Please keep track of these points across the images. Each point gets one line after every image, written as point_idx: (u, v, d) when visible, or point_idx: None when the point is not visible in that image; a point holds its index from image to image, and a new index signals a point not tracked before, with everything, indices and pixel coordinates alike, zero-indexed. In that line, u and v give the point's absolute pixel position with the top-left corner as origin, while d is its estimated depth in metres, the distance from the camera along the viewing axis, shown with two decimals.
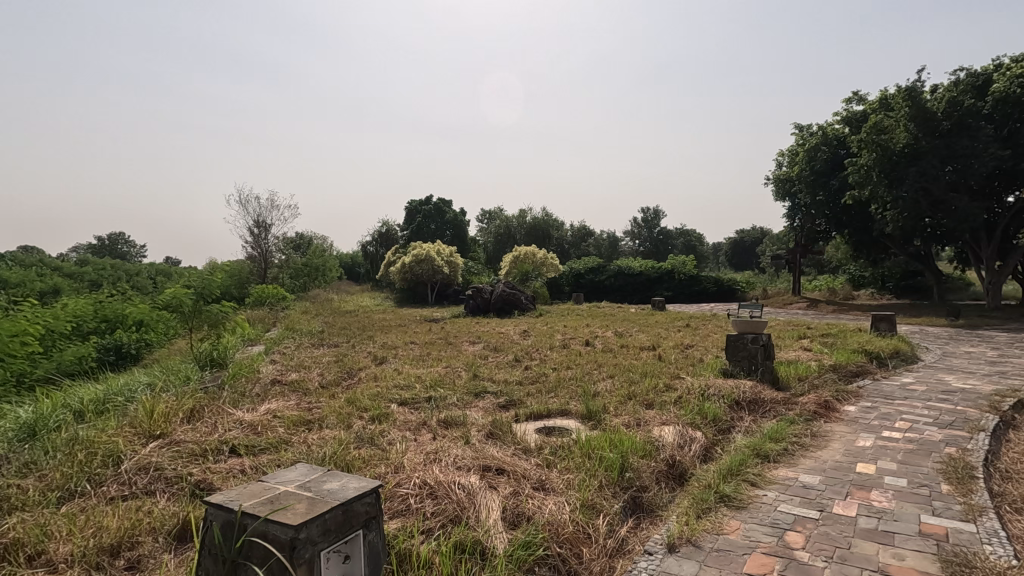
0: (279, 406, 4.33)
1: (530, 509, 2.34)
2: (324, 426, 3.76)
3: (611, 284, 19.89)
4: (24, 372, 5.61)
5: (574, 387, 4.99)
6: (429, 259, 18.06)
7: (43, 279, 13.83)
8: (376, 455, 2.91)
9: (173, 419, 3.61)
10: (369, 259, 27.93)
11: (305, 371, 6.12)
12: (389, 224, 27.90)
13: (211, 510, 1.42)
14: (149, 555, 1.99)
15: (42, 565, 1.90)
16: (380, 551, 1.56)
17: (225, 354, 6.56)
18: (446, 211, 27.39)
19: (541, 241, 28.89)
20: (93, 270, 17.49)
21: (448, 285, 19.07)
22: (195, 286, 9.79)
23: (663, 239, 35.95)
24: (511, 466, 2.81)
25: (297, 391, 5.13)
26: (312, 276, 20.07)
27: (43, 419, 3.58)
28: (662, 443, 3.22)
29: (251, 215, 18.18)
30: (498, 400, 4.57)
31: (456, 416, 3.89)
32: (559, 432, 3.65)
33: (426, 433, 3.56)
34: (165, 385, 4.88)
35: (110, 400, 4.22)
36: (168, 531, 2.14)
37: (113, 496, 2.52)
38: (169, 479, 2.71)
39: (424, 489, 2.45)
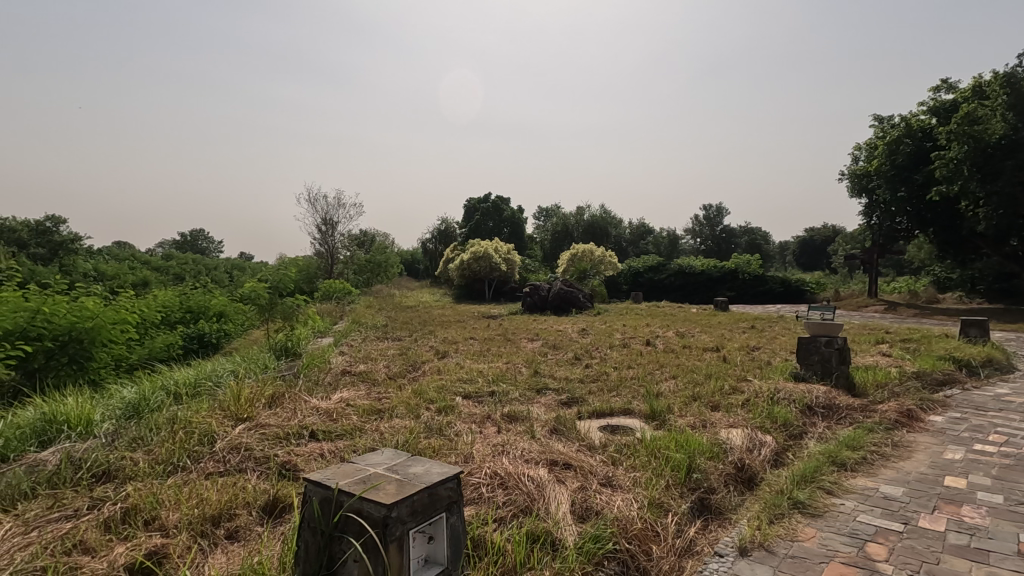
0: (351, 395, 4.56)
1: (598, 504, 2.37)
2: (394, 415, 3.92)
3: (671, 283, 19.44)
4: (124, 357, 6.18)
5: (637, 387, 4.95)
6: (487, 256, 18.29)
7: (135, 272, 15.07)
8: (446, 445, 3.02)
9: (257, 404, 3.89)
10: (429, 256, 28.68)
11: (372, 363, 6.39)
12: (448, 221, 28.47)
13: (309, 486, 1.54)
14: (245, 527, 2.17)
15: (156, 529, 2.10)
16: (460, 535, 1.63)
17: (298, 345, 6.95)
18: (504, 209, 27.63)
19: (599, 238, 28.60)
20: (178, 264, 18.89)
21: (505, 282, 19.22)
22: (270, 281, 10.41)
23: (726, 238, 34.70)
24: (578, 461, 2.84)
25: (366, 382, 5.37)
26: (374, 272, 20.84)
27: (145, 400, 3.94)
28: (730, 446, 3.16)
29: (319, 213, 19.04)
30: (560, 397, 4.61)
31: (520, 411, 3.96)
32: (622, 431, 3.64)
33: (490, 426, 3.64)
34: (246, 372, 5.23)
35: (201, 384, 4.59)
36: (261, 506, 2.32)
37: (210, 472, 2.75)
38: (258, 459, 2.92)
39: (495, 479, 2.53)
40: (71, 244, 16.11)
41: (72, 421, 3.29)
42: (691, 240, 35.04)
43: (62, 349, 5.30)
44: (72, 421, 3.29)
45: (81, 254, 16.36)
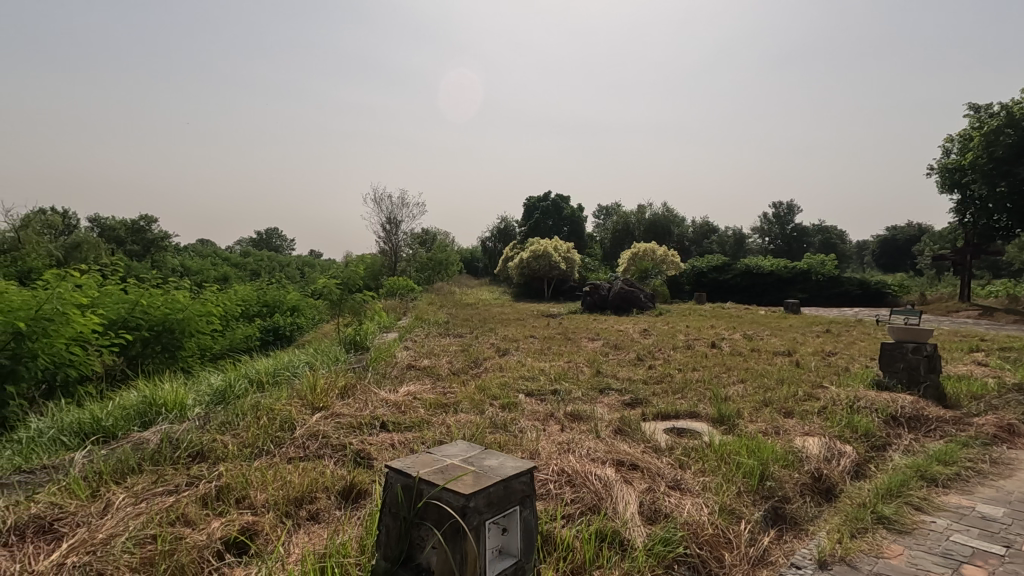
0: (418, 389, 4.70)
1: (667, 506, 2.34)
2: (459, 409, 4.01)
3: (737, 283, 18.73)
4: (210, 347, 6.65)
5: (704, 390, 4.82)
6: (546, 255, 18.29)
7: (216, 267, 16.17)
8: (511, 441, 3.06)
9: (332, 394, 4.08)
10: (489, 254, 29.04)
11: (435, 358, 6.55)
12: (507, 220, 28.69)
13: (391, 474, 1.61)
14: (325, 510, 2.30)
15: (247, 508, 2.26)
16: (533, 530, 1.65)
17: (366, 339, 7.22)
18: (564, 207, 27.53)
19: (661, 237, 27.87)
20: (255, 261, 20.09)
21: (565, 281, 19.16)
22: (340, 278, 10.88)
23: (798, 237, 33.02)
24: (645, 463, 2.81)
25: (430, 376, 5.52)
26: (435, 270, 21.38)
27: (230, 387, 4.22)
28: (806, 455, 3.02)
29: (384, 212, 19.68)
30: (623, 398, 4.55)
31: (584, 410, 3.95)
32: (690, 434, 3.56)
33: (554, 424, 3.66)
34: (320, 363, 5.50)
35: (279, 373, 4.88)
36: (339, 491, 2.44)
37: (291, 457, 2.92)
38: (335, 446, 3.08)
39: (562, 476, 2.55)
40: (161, 242, 17.51)
41: (169, 404, 3.58)
42: (760, 239, 33.57)
43: (157, 338, 5.76)
44: (169, 405, 3.58)
45: (170, 251, 17.72)
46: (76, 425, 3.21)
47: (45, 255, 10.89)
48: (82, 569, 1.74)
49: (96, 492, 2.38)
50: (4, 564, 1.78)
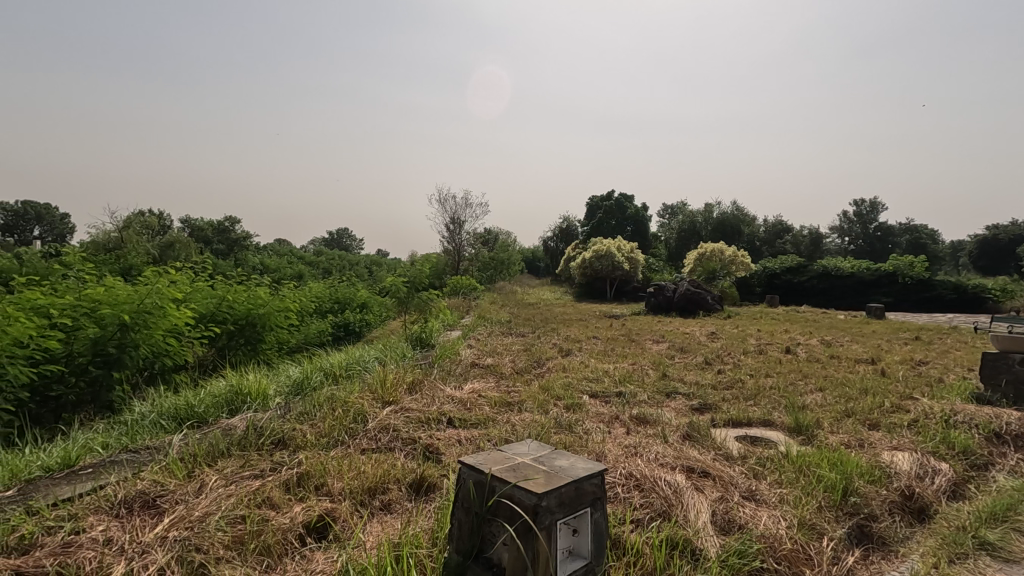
0: (482, 387, 4.77)
1: (742, 517, 2.24)
2: (523, 409, 4.03)
3: (813, 286, 17.71)
4: (288, 341, 7.04)
5: (778, 397, 4.59)
6: (609, 255, 18.02)
7: (293, 266, 17.08)
8: (577, 442, 3.04)
9: (400, 389, 4.22)
10: (550, 254, 28.98)
11: (499, 357, 6.61)
12: (570, 220, 28.56)
13: (464, 470, 1.65)
14: (397, 501, 2.37)
15: (325, 495, 2.37)
16: (604, 534, 1.64)
17: (431, 336, 7.39)
18: (627, 207, 27.02)
19: (730, 237, 26.74)
20: (327, 260, 21.06)
21: (628, 282, 18.80)
22: (406, 276, 11.20)
23: (883, 237, 30.80)
24: (716, 471, 2.72)
25: (494, 375, 5.57)
26: (497, 269, 21.58)
27: (307, 379, 4.46)
28: (895, 471, 2.82)
29: (448, 213, 20.09)
30: (692, 402, 4.42)
31: (650, 413, 3.87)
32: (764, 442, 3.41)
33: (619, 427, 3.61)
34: (388, 358, 5.70)
35: (351, 367, 5.09)
36: (409, 483, 2.52)
37: (364, 448, 3.04)
38: (404, 440, 3.17)
39: (630, 481, 2.51)
40: (243, 242, 18.71)
41: (253, 393, 3.82)
42: (839, 240, 31.59)
43: (241, 332, 6.15)
44: (252, 394, 3.82)
45: (251, 249, 18.87)
46: (172, 410, 3.48)
47: (143, 253, 11.89)
48: (181, 542, 1.88)
49: (191, 473, 2.57)
50: (117, 534, 1.96)
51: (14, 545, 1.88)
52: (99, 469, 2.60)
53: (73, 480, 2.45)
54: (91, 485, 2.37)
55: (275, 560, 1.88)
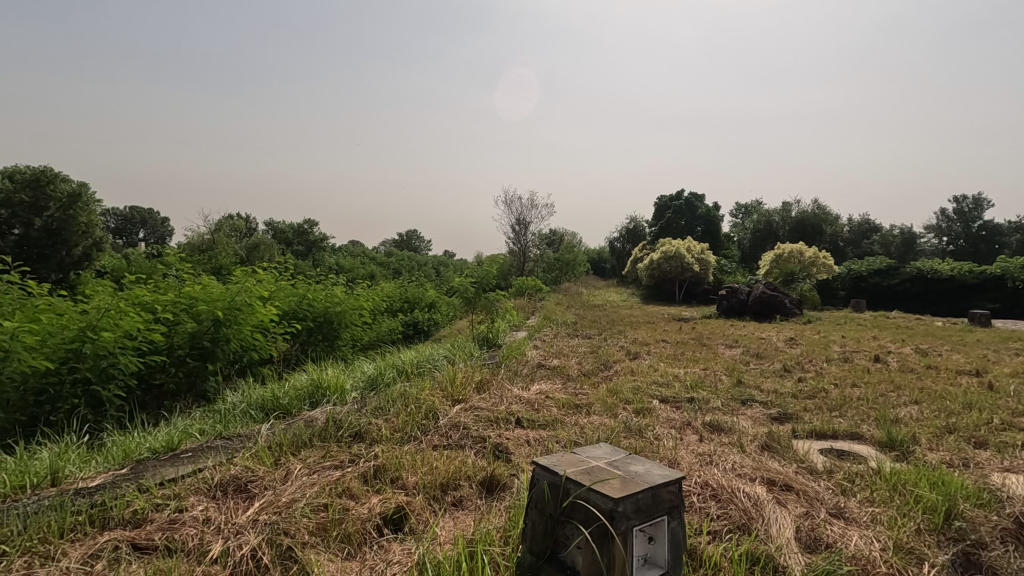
0: (549, 388, 4.76)
1: (830, 536, 2.11)
2: (591, 411, 3.99)
3: (905, 290, 16.35)
4: (362, 338, 7.33)
5: (867, 409, 4.28)
6: (679, 256, 17.49)
7: (366, 266, 17.78)
8: (648, 447, 2.97)
9: (469, 388, 4.30)
10: (617, 254, 28.65)
11: (565, 359, 6.59)
12: (637, 220, 27.99)
13: (538, 471, 1.65)
14: (468, 498, 2.42)
15: (400, 487, 2.46)
16: (681, 543, 1.59)
17: (497, 336, 7.47)
18: (698, 206, 26.08)
19: (810, 237, 25.18)
20: (398, 261, 21.80)
21: (698, 284, 18.17)
22: (474, 277, 11.38)
23: (989, 236, 27.98)
24: (799, 484, 2.57)
25: (561, 377, 5.55)
26: (563, 271, 21.46)
27: (380, 376, 4.63)
28: (1008, 495, 2.54)
29: (514, 214, 20.25)
30: (770, 411, 4.21)
31: (725, 421, 3.71)
32: (852, 457, 3.19)
33: (692, 434, 3.49)
34: (457, 357, 5.82)
35: (422, 365, 5.24)
36: (480, 481, 2.56)
37: (436, 445, 3.11)
38: (475, 438, 3.22)
39: (707, 490, 2.43)
40: (321, 243, 19.70)
41: (331, 388, 4.01)
42: (935, 240, 29.02)
43: (319, 328, 6.48)
44: (331, 388, 4.01)
45: (328, 251, 19.84)
46: (260, 401, 3.72)
47: (232, 254, 12.78)
48: (271, 526, 2.00)
49: (278, 461, 2.74)
50: (214, 514, 2.12)
51: (128, 518, 2.07)
52: (198, 453, 2.82)
53: (177, 462, 2.68)
54: (191, 468, 2.57)
55: (355, 549, 1.96)
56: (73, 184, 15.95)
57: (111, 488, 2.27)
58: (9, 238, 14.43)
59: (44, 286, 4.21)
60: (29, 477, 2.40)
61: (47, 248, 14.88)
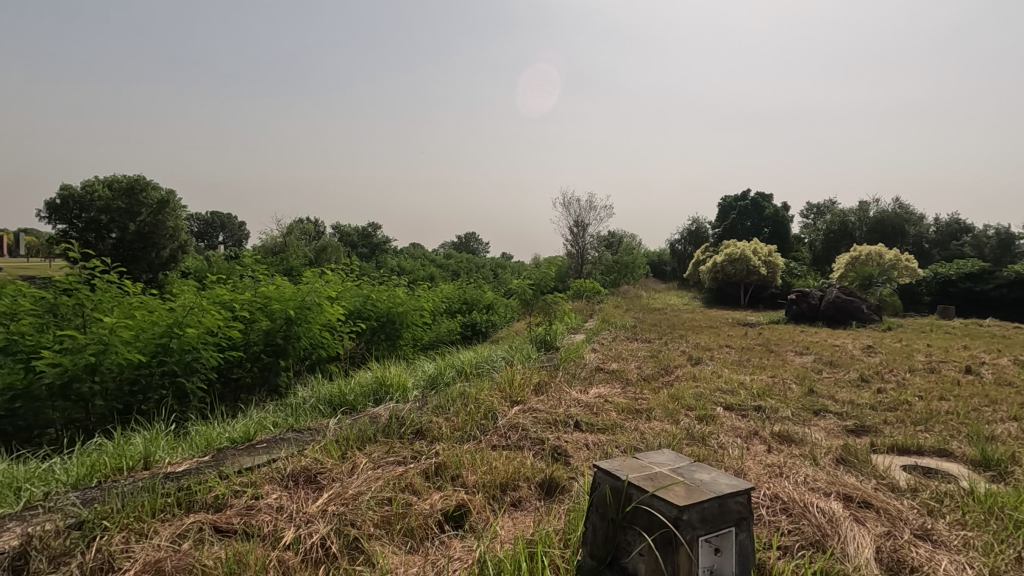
0: (608, 392, 4.70)
1: (915, 560, 1.96)
2: (652, 417, 3.90)
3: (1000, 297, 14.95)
4: (422, 338, 7.51)
5: (957, 424, 3.95)
6: (744, 258, 16.82)
7: (426, 268, 18.22)
8: (712, 455, 2.87)
9: (527, 389, 4.31)
10: (677, 257, 28.24)
11: (624, 362, 6.48)
12: (699, 221, 27.12)
13: (600, 474, 1.64)
14: (527, 499, 2.42)
15: (460, 485, 2.50)
16: (749, 556, 1.52)
17: (555, 339, 7.46)
18: (765, 207, 24.81)
19: (891, 239, 23.54)
20: (457, 263, 22.20)
21: (765, 287, 17.40)
22: (532, 279, 11.43)
23: None
24: (880, 502, 2.40)
25: (619, 380, 5.46)
26: (621, 273, 21.12)
27: (441, 375, 4.72)
28: None
29: (572, 216, 20.15)
30: (845, 423, 3.96)
31: (796, 431, 3.53)
32: (939, 475, 2.95)
33: (759, 443, 3.35)
34: (515, 359, 5.85)
35: (481, 365, 5.30)
36: (538, 483, 2.55)
37: (495, 444, 3.14)
38: (533, 439, 3.23)
39: (777, 503, 2.32)
40: (383, 246, 20.36)
41: (394, 385, 4.14)
42: None
43: (382, 328, 6.69)
44: (394, 386, 4.13)
45: (390, 253, 20.47)
46: (328, 397, 3.89)
47: (302, 256, 13.44)
48: (338, 517, 2.09)
49: (345, 454, 2.85)
50: (287, 503, 2.23)
51: (211, 503, 2.22)
52: (272, 444, 2.98)
53: (253, 452, 2.84)
54: (266, 458, 2.72)
55: (417, 543, 2.01)
56: (162, 192, 17.20)
57: (195, 473, 2.44)
58: (108, 241, 15.88)
59: (137, 284, 4.58)
60: (124, 460, 2.61)
61: (139, 250, 16.31)
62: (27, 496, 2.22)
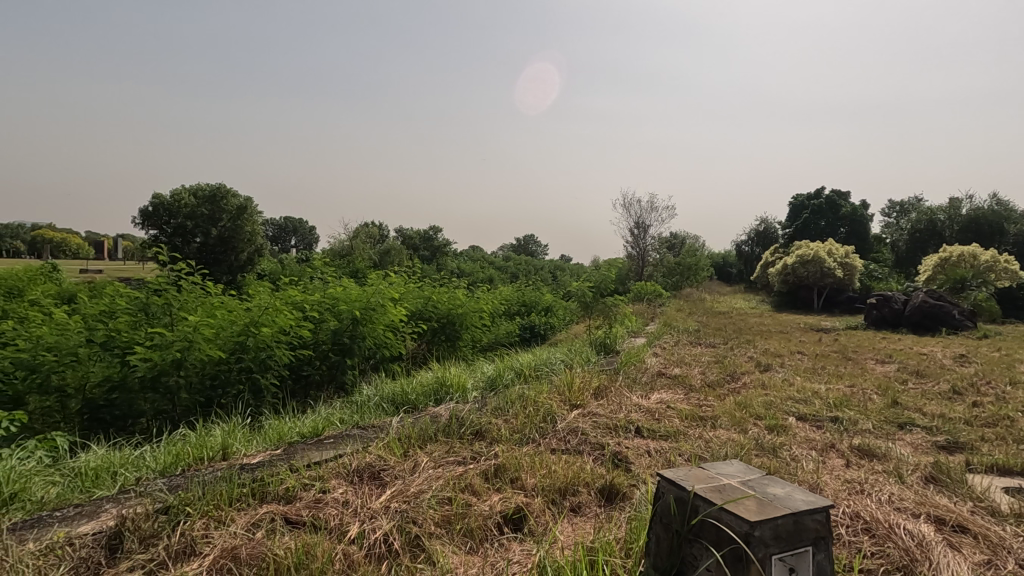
0: (670, 398, 4.56)
1: None
2: (718, 425, 3.74)
3: None
4: (481, 339, 7.58)
5: None
6: (818, 260, 15.88)
7: (485, 270, 18.41)
8: (784, 468, 2.72)
9: (587, 393, 4.25)
10: (745, 258, 27.10)
11: (687, 368, 6.26)
12: (767, 221, 25.92)
13: (664, 484, 1.58)
14: (586, 505, 2.38)
15: (518, 487, 2.49)
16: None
17: (615, 342, 7.31)
18: (841, 206, 23.38)
19: (987, 240, 20.97)
20: (515, 265, 22.27)
21: (841, 291, 16.34)
22: (592, 282, 11.27)
23: None
24: (979, 527, 2.19)
25: (683, 386, 5.28)
26: (684, 275, 20.47)
27: (500, 377, 4.74)
28: None
29: (632, 217, 19.75)
30: (935, 438, 3.64)
31: (878, 446, 3.28)
32: None
33: (836, 457, 3.14)
34: (574, 362, 5.79)
35: (540, 367, 5.29)
36: (599, 489, 2.51)
37: (554, 448, 3.11)
38: (593, 444, 3.17)
39: (858, 522, 2.16)
40: (444, 248, 20.73)
41: (454, 386, 4.20)
42: None
43: (443, 329, 6.81)
44: (453, 387, 4.19)
45: (451, 255, 20.81)
46: (391, 395, 4.00)
47: (366, 258, 13.91)
48: (400, 514, 2.13)
49: (406, 452, 2.91)
50: (352, 498, 2.30)
51: (282, 494, 2.32)
52: (339, 440, 3.09)
53: (322, 447, 2.96)
54: (333, 453, 2.83)
55: (476, 544, 2.02)
56: (241, 199, 18.31)
57: (268, 466, 2.57)
58: (193, 245, 17.13)
59: (218, 286, 4.92)
60: (206, 451, 2.79)
61: (220, 254, 17.51)
62: (122, 480, 2.42)
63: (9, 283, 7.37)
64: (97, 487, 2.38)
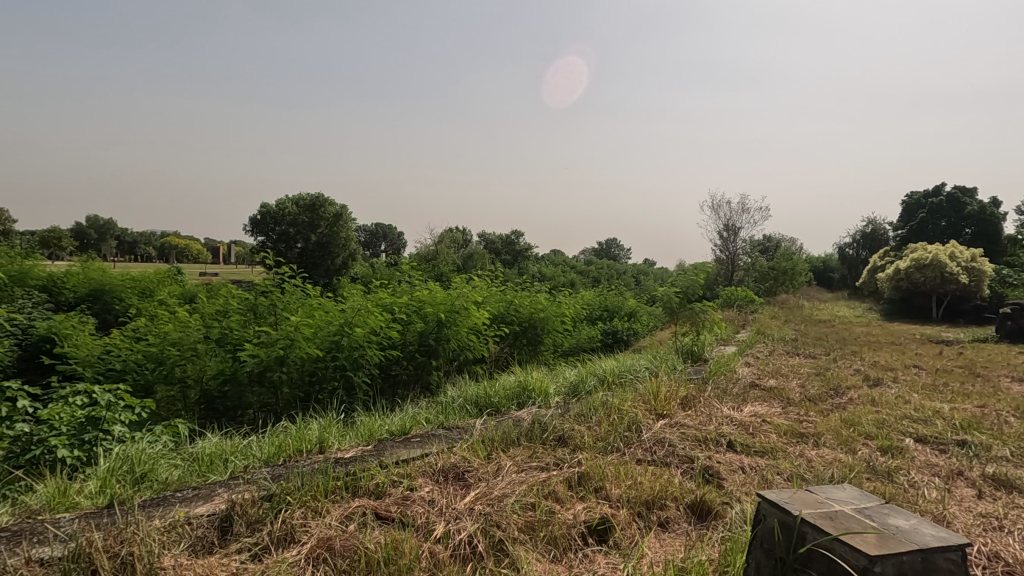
0: (765, 411, 4.26)
1: None
2: (822, 443, 3.44)
3: None
4: (563, 344, 7.53)
5: None
6: (937, 264, 14.30)
7: (566, 275, 18.31)
8: (902, 495, 2.45)
9: (674, 402, 4.08)
10: (849, 262, 25.01)
11: (784, 379, 5.84)
12: (875, 222, 23.76)
13: (765, 506, 1.47)
14: (676, 521, 2.27)
15: (603, 497, 2.42)
16: None
17: (703, 350, 6.97)
18: (967, 203, 20.97)
19: None
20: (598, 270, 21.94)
21: (966, 298, 14.61)
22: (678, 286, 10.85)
23: None
24: None
25: (779, 399, 4.93)
26: (779, 280, 19.18)
27: (582, 383, 4.67)
28: None
29: (721, 219, 18.86)
30: None
31: (1017, 476, 2.87)
32: None
33: (964, 486, 2.78)
34: (659, 370, 5.58)
35: (623, 374, 5.15)
36: (688, 504, 2.38)
37: (640, 458, 3.00)
38: (681, 457, 3.03)
39: (998, 564, 1.89)
40: (525, 252, 20.87)
41: (536, 390, 4.18)
42: None
43: (525, 332, 6.83)
44: (536, 391, 4.17)
45: (532, 260, 20.92)
46: (474, 397, 4.05)
47: (450, 262, 14.32)
48: (484, 516, 2.14)
49: (490, 455, 2.93)
50: (438, 497, 2.35)
51: (373, 490, 2.41)
52: (425, 439, 3.18)
53: (409, 445, 3.06)
54: (420, 452, 2.91)
55: (561, 552, 1.99)
56: (337, 206, 19.52)
57: (360, 461, 2.68)
58: (295, 250, 18.54)
59: (316, 287, 5.26)
60: (304, 443, 2.96)
61: (318, 258, 18.78)
62: (232, 466, 2.63)
63: (143, 284, 8.33)
64: (211, 472, 2.60)
